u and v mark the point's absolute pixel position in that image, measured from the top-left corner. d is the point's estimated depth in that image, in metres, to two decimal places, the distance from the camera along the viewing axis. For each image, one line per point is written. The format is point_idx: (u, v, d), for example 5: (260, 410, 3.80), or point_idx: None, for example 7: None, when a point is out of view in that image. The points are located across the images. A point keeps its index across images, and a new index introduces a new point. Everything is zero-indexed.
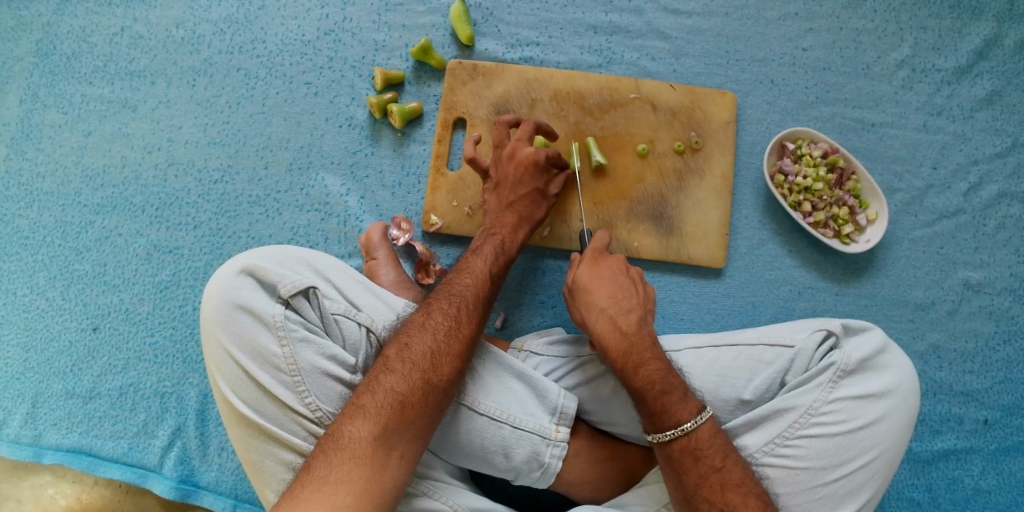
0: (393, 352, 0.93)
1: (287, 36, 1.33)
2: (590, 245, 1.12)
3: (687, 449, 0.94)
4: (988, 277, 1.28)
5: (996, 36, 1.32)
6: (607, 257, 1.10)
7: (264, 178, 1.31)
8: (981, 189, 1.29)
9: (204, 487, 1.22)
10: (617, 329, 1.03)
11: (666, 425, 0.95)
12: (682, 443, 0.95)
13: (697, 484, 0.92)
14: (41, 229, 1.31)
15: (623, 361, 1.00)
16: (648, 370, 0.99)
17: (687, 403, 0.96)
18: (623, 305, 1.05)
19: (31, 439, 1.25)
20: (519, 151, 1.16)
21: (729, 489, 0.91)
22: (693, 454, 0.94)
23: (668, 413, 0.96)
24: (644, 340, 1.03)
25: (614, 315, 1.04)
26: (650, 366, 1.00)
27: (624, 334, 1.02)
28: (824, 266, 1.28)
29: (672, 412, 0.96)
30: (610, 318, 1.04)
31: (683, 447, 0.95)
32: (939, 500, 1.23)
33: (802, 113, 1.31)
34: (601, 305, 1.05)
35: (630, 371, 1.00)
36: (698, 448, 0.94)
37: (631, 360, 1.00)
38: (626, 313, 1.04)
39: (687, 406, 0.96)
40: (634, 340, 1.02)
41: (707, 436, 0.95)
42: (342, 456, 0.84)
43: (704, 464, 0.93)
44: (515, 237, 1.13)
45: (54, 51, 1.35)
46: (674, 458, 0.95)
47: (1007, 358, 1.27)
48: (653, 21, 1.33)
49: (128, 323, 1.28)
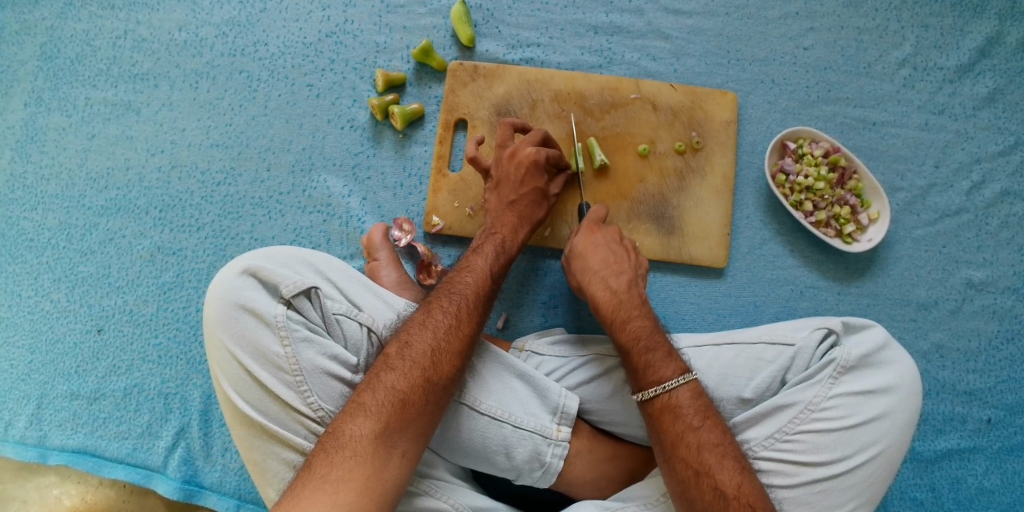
0: (393, 350, 0.94)
1: (288, 38, 1.34)
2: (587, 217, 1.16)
3: (667, 407, 0.95)
4: (991, 276, 1.27)
5: (998, 34, 1.31)
6: (602, 228, 1.14)
7: (267, 180, 1.31)
8: (983, 188, 1.29)
9: (207, 488, 1.23)
10: (608, 288, 1.07)
11: (648, 381, 0.97)
12: (663, 402, 0.96)
13: (675, 442, 0.93)
14: (45, 231, 1.32)
15: (613, 316, 1.05)
16: (635, 325, 1.03)
17: (669, 363, 0.98)
18: (615, 267, 1.09)
19: (36, 440, 1.26)
20: (520, 151, 1.16)
21: (705, 449, 0.91)
22: (673, 412, 0.95)
23: (651, 368, 0.98)
24: (633, 299, 1.06)
25: (606, 277, 1.08)
26: (637, 322, 1.03)
27: (615, 293, 1.07)
28: (825, 265, 1.28)
29: (655, 369, 0.98)
30: (602, 279, 1.08)
31: (663, 405, 0.96)
32: (942, 500, 1.23)
33: (803, 113, 1.31)
34: (594, 269, 1.09)
35: (618, 326, 1.04)
36: (678, 407, 0.95)
37: (619, 315, 1.04)
38: (617, 275, 1.08)
39: (670, 365, 0.98)
40: (623, 299, 1.06)
41: (687, 397, 0.96)
42: (343, 454, 0.84)
43: (682, 422, 0.94)
44: (516, 238, 1.13)
45: (58, 54, 1.36)
46: (654, 416, 0.96)
47: (1010, 357, 1.26)
48: (653, 21, 1.33)
49: (132, 324, 1.29)
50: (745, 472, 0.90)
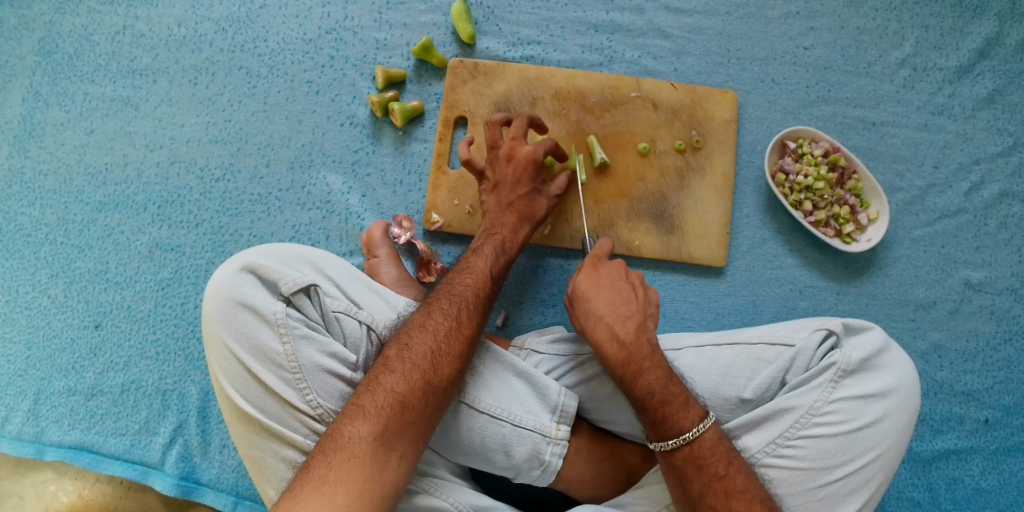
0: (393, 352, 0.94)
1: (288, 34, 1.34)
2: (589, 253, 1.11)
3: (691, 457, 0.95)
4: (989, 277, 1.28)
5: (997, 35, 1.31)
6: (606, 262, 1.10)
7: (266, 176, 1.31)
8: (982, 189, 1.29)
9: (205, 484, 1.23)
10: (615, 338, 1.02)
11: (668, 434, 0.96)
12: (685, 452, 0.95)
13: (702, 493, 0.93)
14: (43, 226, 1.32)
15: (622, 371, 1.00)
16: (648, 379, 0.99)
17: (689, 412, 0.96)
18: (622, 311, 1.04)
19: (33, 436, 1.26)
20: (517, 151, 1.15)
21: (733, 496, 0.92)
22: (696, 462, 0.94)
23: (670, 422, 0.96)
24: (642, 348, 1.02)
25: (612, 323, 1.03)
26: (649, 375, 0.99)
27: (622, 343, 1.02)
28: (824, 265, 1.28)
29: (673, 422, 0.96)
30: (609, 326, 1.03)
31: (686, 456, 0.95)
32: (939, 500, 1.23)
33: (803, 112, 1.31)
34: (599, 313, 1.04)
35: (630, 379, 0.99)
36: (701, 457, 0.94)
37: (630, 369, 1.00)
38: (624, 320, 1.04)
39: (689, 415, 0.96)
40: (633, 349, 1.01)
41: (709, 444, 0.95)
42: (342, 456, 0.84)
43: (707, 472, 0.94)
44: (515, 238, 1.13)
45: (57, 49, 1.36)
46: (678, 467, 0.95)
47: (1008, 357, 1.27)
48: (654, 19, 1.33)
49: (130, 320, 1.28)
50: None
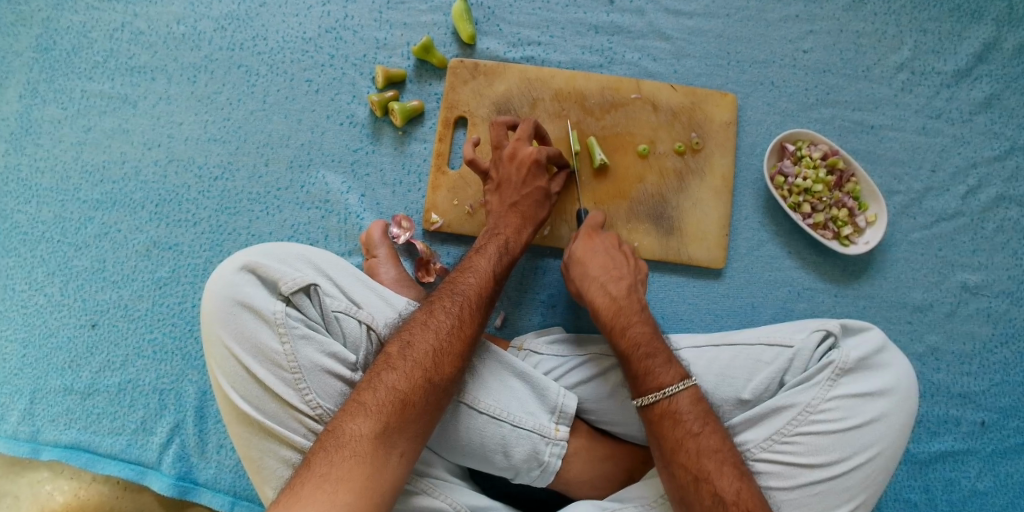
0: (395, 350, 0.93)
1: (288, 33, 1.33)
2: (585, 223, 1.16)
3: (667, 413, 0.95)
4: (986, 280, 1.29)
5: (995, 40, 1.32)
6: (601, 234, 1.14)
7: (265, 175, 1.30)
8: (979, 192, 1.30)
9: (202, 485, 1.22)
10: (607, 294, 1.06)
11: (648, 387, 0.97)
12: (662, 407, 0.95)
13: (675, 448, 0.93)
14: (39, 224, 1.31)
15: (612, 323, 1.04)
16: (635, 331, 1.02)
17: (669, 368, 0.98)
18: (613, 273, 1.09)
19: (29, 435, 1.25)
20: (520, 151, 1.15)
21: (705, 455, 0.91)
22: (673, 418, 0.95)
23: (651, 374, 0.98)
24: (633, 305, 1.06)
25: (604, 282, 1.08)
26: (636, 328, 1.03)
27: (613, 299, 1.06)
28: (823, 267, 1.28)
29: (655, 374, 0.97)
30: (601, 285, 1.07)
31: (662, 411, 0.95)
32: (936, 501, 1.24)
33: (802, 115, 1.32)
34: (592, 273, 1.09)
35: (618, 332, 1.03)
36: (678, 413, 0.95)
37: (619, 322, 1.04)
38: (616, 280, 1.08)
39: (669, 371, 0.98)
40: (623, 304, 1.05)
41: (687, 404, 0.96)
42: (343, 454, 0.84)
43: (682, 428, 0.94)
44: (519, 238, 1.13)
45: (54, 45, 1.35)
46: (654, 422, 0.96)
47: (1004, 360, 1.28)
48: (654, 21, 1.33)
49: (127, 319, 1.28)
50: (746, 479, 0.91)
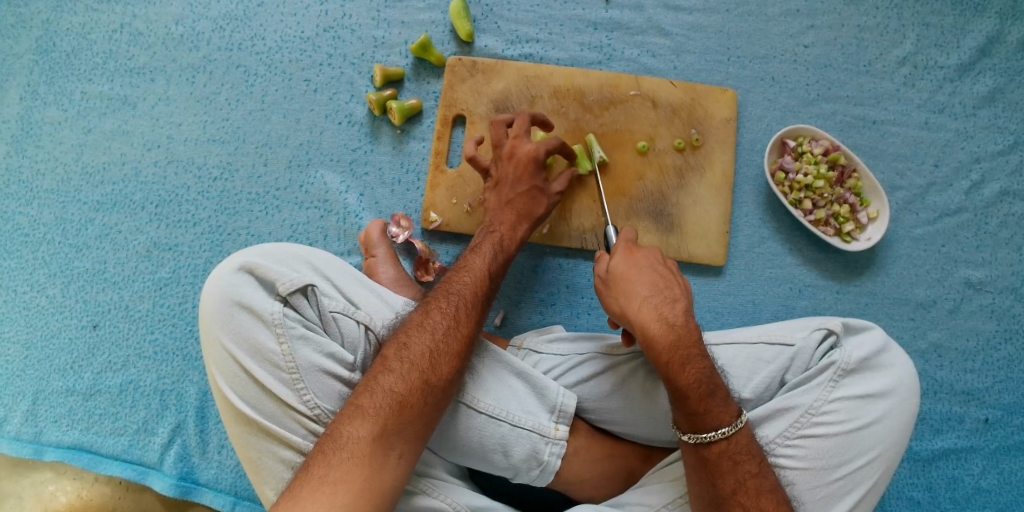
0: (392, 351, 0.93)
1: (286, 33, 1.33)
2: (620, 238, 1.07)
3: (726, 453, 0.92)
4: (990, 276, 1.27)
5: (999, 33, 1.31)
6: (641, 248, 1.06)
7: (264, 175, 1.30)
8: (983, 187, 1.28)
9: (204, 485, 1.22)
10: (663, 320, 0.98)
11: (708, 426, 0.92)
12: (721, 447, 0.92)
13: (734, 489, 0.91)
14: (40, 225, 1.31)
15: (671, 356, 0.95)
16: (695, 369, 0.95)
17: (729, 406, 0.94)
18: (666, 294, 1.01)
19: (32, 436, 1.26)
20: (518, 149, 1.15)
21: (763, 496, 0.91)
22: (732, 458, 0.92)
23: (712, 414, 0.93)
24: (690, 334, 0.98)
25: (659, 305, 0.99)
26: (696, 364, 0.95)
27: (671, 325, 0.97)
28: (824, 264, 1.27)
29: (714, 414, 0.93)
30: (655, 308, 0.99)
31: (722, 451, 0.92)
32: (939, 500, 1.23)
33: (803, 110, 1.31)
34: (644, 294, 1.00)
35: (677, 367, 0.95)
36: (737, 453, 0.93)
37: (678, 354, 0.95)
38: (671, 303, 1.00)
39: (729, 409, 0.93)
40: (681, 334, 0.97)
41: (744, 442, 0.93)
42: (340, 456, 0.84)
43: (741, 469, 0.92)
44: (515, 234, 1.12)
45: (54, 47, 1.35)
46: (711, 461, 0.93)
47: (1008, 357, 1.26)
48: (653, 17, 1.32)
49: (128, 320, 1.28)
50: None
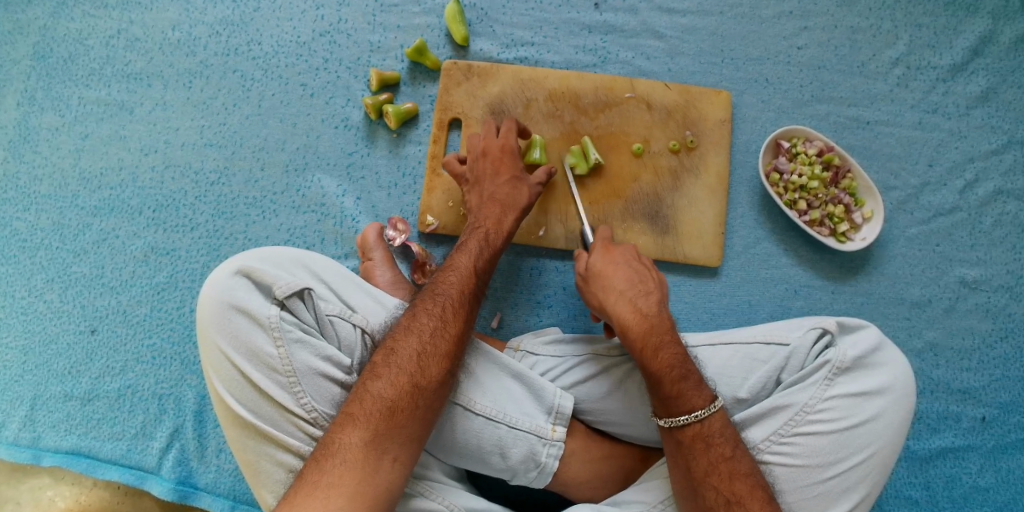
0: (380, 358, 0.93)
1: (282, 37, 1.34)
2: (597, 236, 1.12)
3: (699, 435, 0.93)
4: (985, 275, 1.28)
5: (992, 33, 1.32)
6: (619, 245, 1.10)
7: (261, 180, 1.31)
8: (977, 186, 1.29)
9: (202, 489, 1.22)
10: (637, 310, 1.02)
11: (678, 410, 0.94)
12: (694, 430, 0.93)
13: (707, 472, 0.91)
14: (38, 231, 1.32)
15: (643, 342, 0.99)
16: (667, 353, 0.97)
17: (702, 391, 0.95)
18: (641, 287, 1.04)
19: (30, 441, 1.26)
20: (490, 147, 1.18)
21: (737, 479, 0.90)
22: (705, 441, 0.93)
23: (683, 398, 0.94)
24: (664, 323, 1.01)
25: (634, 297, 1.03)
26: (668, 349, 0.98)
27: (645, 316, 1.01)
28: (820, 264, 1.28)
29: (686, 398, 0.94)
30: (630, 300, 1.03)
31: (695, 433, 0.93)
32: (937, 498, 1.23)
33: (797, 111, 1.31)
34: (619, 288, 1.04)
35: (650, 352, 0.98)
36: (710, 436, 0.93)
37: (651, 341, 0.99)
38: (645, 295, 1.03)
39: (702, 394, 0.95)
40: (654, 322, 1.01)
41: (718, 427, 0.93)
42: (333, 462, 0.85)
43: (715, 452, 0.92)
44: (500, 228, 1.13)
45: (51, 53, 1.36)
46: (685, 443, 0.93)
47: (1004, 355, 1.27)
48: (647, 20, 1.33)
49: (126, 325, 1.28)
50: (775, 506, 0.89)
